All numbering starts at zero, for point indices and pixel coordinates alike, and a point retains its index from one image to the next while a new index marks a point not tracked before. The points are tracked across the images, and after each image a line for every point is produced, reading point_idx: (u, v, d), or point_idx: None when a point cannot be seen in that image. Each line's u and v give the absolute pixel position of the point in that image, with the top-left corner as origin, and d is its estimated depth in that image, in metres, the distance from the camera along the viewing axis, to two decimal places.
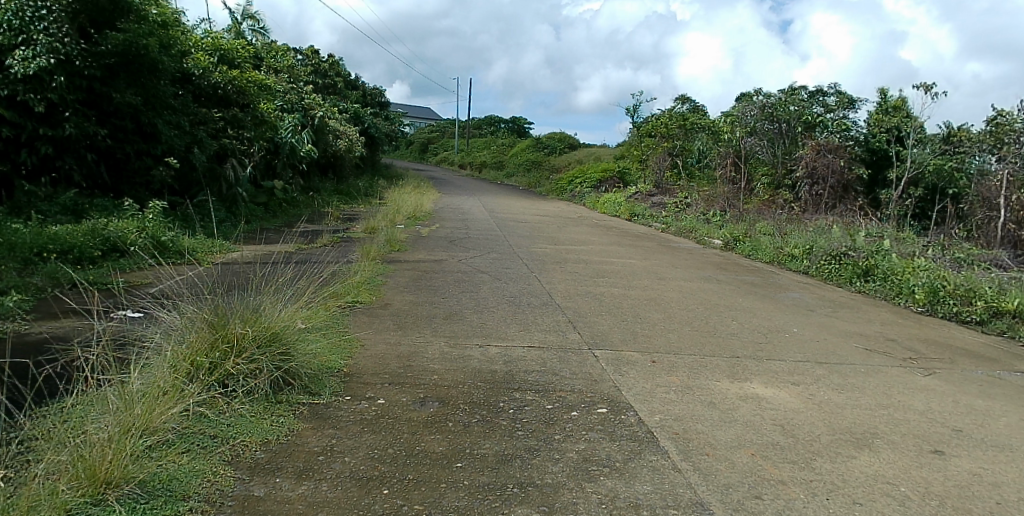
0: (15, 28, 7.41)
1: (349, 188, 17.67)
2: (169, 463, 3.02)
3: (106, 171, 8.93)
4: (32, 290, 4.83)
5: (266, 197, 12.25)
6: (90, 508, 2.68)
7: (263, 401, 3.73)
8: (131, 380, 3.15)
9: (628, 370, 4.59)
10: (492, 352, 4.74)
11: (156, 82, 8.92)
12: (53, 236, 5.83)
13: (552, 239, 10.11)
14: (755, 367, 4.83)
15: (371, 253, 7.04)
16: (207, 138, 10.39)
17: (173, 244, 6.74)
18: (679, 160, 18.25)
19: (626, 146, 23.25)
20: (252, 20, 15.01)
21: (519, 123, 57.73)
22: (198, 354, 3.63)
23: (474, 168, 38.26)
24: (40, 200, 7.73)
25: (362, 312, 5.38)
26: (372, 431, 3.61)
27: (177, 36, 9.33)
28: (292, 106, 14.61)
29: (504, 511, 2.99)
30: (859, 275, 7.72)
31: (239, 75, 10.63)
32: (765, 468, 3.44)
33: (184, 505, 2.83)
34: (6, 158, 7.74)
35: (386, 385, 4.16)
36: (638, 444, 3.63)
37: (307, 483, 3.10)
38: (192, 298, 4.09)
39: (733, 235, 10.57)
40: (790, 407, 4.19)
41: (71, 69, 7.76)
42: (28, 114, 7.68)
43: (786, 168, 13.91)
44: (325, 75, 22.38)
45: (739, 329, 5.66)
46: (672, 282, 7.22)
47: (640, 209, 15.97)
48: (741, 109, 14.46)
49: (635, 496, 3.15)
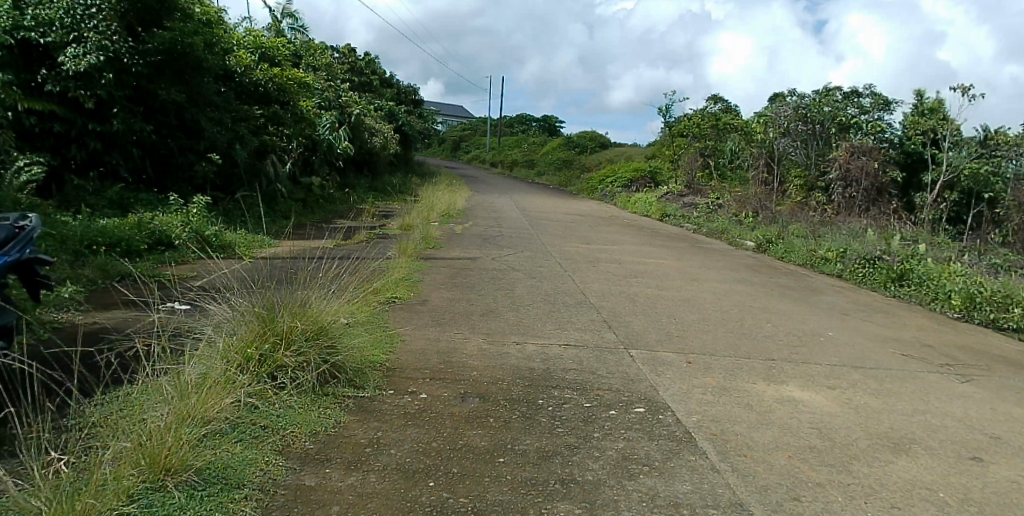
0: (67, 26, 7.53)
1: (383, 185, 17.87)
2: (224, 452, 3.16)
3: (152, 166, 9.07)
4: (84, 281, 4.96)
5: (305, 194, 12.33)
6: (151, 493, 2.83)
7: (311, 393, 3.84)
8: (186, 372, 3.30)
9: (665, 371, 4.61)
10: (530, 350, 4.78)
11: (199, 79, 9.11)
12: (102, 229, 5.94)
13: (585, 237, 10.15)
14: (791, 369, 4.84)
15: (408, 250, 7.11)
16: (248, 134, 10.48)
17: (217, 238, 6.84)
18: (711, 160, 18.21)
19: (658, 145, 23.15)
20: (291, 19, 15.15)
21: (550, 123, 58.27)
22: (249, 346, 3.76)
23: (503, 166, 38.40)
24: (88, 194, 7.88)
25: (400, 308, 5.43)
26: (416, 425, 3.68)
27: (220, 34, 9.55)
28: (329, 103, 14.75)
29: (547, 506, 3.04)
30: (893, 279, 7.65)
31: (280, 73, 10.72)
32: (803, 470, 3.47)
33: (239, 493, 2.95)
34: (56, 152, 7.85)
35: (428, 380, 4.22)
36: (676, 444, 3.66)
37: (356, 474, 3.20)
38: (242, 290, 4.21)
39: (766, 236, 10.52)
40: (827, 411, 4.21)
41: (120, 66, 7.87)
42: (78, 110, 7.84)
43: (819, 170, 13.77)
44: (362, 73, 22.60)
45: (774, 331, 5.65)
46: (705, 283, 7.22)
47: (671, 209, 15.99)
48: (775, 110, 14.47)
49: (676, 495, 3.18)
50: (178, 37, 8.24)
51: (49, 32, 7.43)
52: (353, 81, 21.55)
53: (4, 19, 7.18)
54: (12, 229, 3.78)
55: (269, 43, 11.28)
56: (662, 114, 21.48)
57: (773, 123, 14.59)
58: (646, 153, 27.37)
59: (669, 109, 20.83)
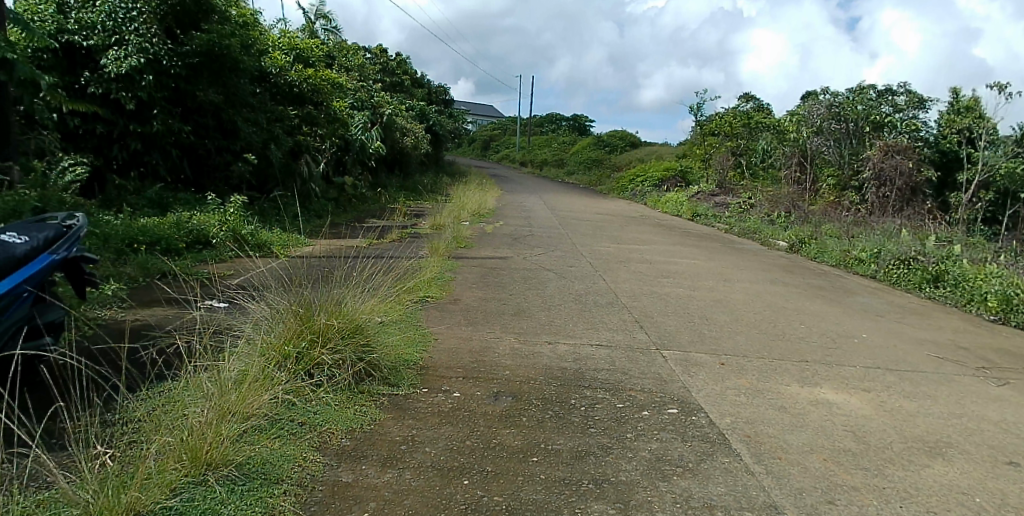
0: (108, 29, 7.74)
1: (415, 185, 17.99)
2: (263, 447, 3.23)
3: (189, 166, 9.23)
4: (125, 279, 5.07)
5: (337, 193, 12.47)
6: (193, 487, 2.90)
7: (346, 391, 3.90)
8: (226, 368, 3.38)
9: (698, 372, 4.59)
10: (562, 350, 4.79)
11: (236, 81, 9.22)
12: (142, 228, 6.06)
13: (616, 237, 10.12)
14: (825, 371, 4.79)
15: (440, 250, 7.15)
16: (283, 135, 10.61)
17: (253, 237, 6.93)
18: (743, 160, 18.02)
19: (688, 144, 22.95)
20: (325, 20, 15.31)
21: (581, 121, 58.25)
22: (286, 343, 3.84)
23: (532, 165, 38.40)
24: (128, 194, 8.05)
25: (432, 307, 5.47)
26: (449, 423, 3.72)
27: (255, 35, 9.68)
28: (362, 104, 14.90)
29: (581, 506, 3.05)
30: (929, 281, 7.51)
31: (314, 74, 10.88)
32: (837, 474, 3.44)
33: (278, 488, 3.01)
34: (98, 153, 8.04)
35: (461, 378, 4.25)
36: (709, 446, 3.65)
37: (391, 471, 3.24)
38: (279, 289, 4.30)
39: (799, 236, 10.38)
40: (861, 414, 4.16)
41: (159, 68, 8.01)
42: (119, 111, 8.02)
43: (853, 169, 13.60)
44: (393, 74, 22.77)
45: (808, 332, 5.60)
46: (737, 283, 7.16)
47: (702, 209, 15.88)
48: (808, 108, 14.15)
49: (710, 497, 3.18)
50: (217, 39, 8.35)
51: (91, 35, 7.64)
52: (384, 82, 21.72)
53: (49, 22, 7.45)
54: (60, 229, 4.02)
55: (304, 44, 11.41)
56: (692, 113, 21.31)
57: (806, 121, 14.37)
58: (676, 152, 27.15)
59: (700, 108, 20.67)
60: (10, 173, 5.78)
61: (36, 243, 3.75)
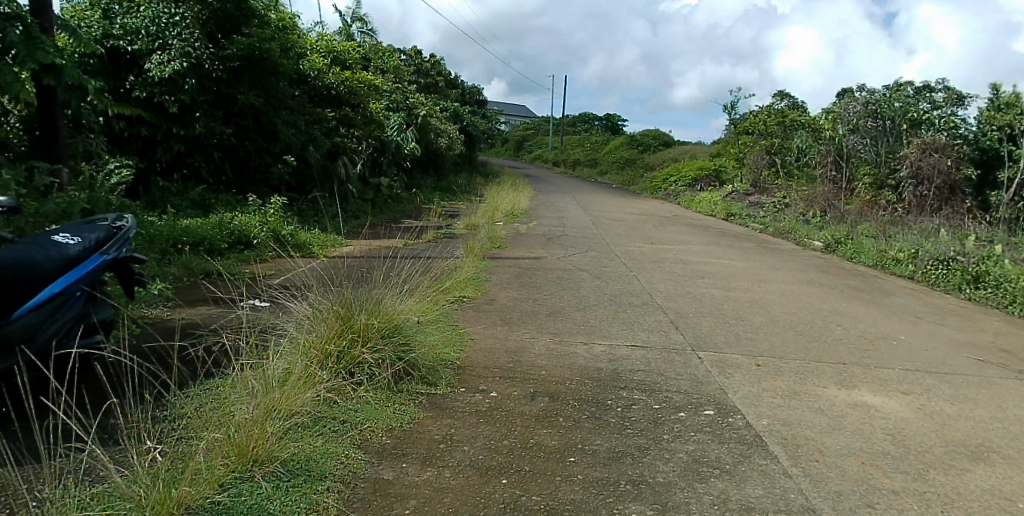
0: (152, 34, 7.92)
1: (449, 186, 18.14)
2: (306, 444, 3.31)
3: (231, 168, 9.39)
4: (170, 278, 5.23)
5: (373, 194, 12.63)
6: (241, 482, 2.98)
7: (386, 389, 3.98)
8: (270, 366, 3.46)
9: (735, 373, 4.59)
10: (598, 351, 4.82)
11: (275, 83, 9.39)
12: (186, 228, 6.22)
13: (650, 237, 10.12)
14: (863, 374, 4.75)
15: (475, 250, 7.22)
16: (321, 136, 10.78)
17: (292, 237, 7.07)
18: (777, 158, 17.81)
19: (722, 144, 22.75)
20: (361, 22, 15.49)
21: (614, 120, 58.17)
22: (327, 342, 3.93)
23: (564, 165, 38.42)
24: (172, 196, 8.24)
25: (469, 307, 5.54)
26: (487, 423, 3.77)
27: (294, 39, 9.84)
28: (397, 105, 15.10)
29: (618, 507, 3.08)
30: (968, 282, 7.38)
31: (351, 76, 11.04)
32: (876, 477, 3.42)
33: (322, 484, 3.10)
34: (143, 155, 8.26)
35: (498, 378, 4.31)
36: (747, 448, 3.65)
37: (430, 469, 3.31)
38: (320, 289, 4.40)
39: (835, 236, 10.26)
40: (901, 417, 4.12)
41: (201, 72, 8.21)
42: (163, 114, 8.21)
43: (890, 168, 13.39)
44: (428, 74, 22.96)
45: (844, 334, 5.55)
46: (772, 284, 7.12)
47: (736, 209, 15.74)
48: (843, 106, 14.16)
49: (747, 499, 3.18)
50: (257, 43, 8.52)
51: (136, 40, 7.84)
52: (418, 83, 21.91)
53: (95, 28, 7.69)
54: (111, 230, 4.15)
55: (340, 46, 11.53)
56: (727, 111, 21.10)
57: (842, 119, 14.19)
58: (710, 151, 26.91)
59: (734, 105, 20.55)
60: (60, 176, 6.02)
61: (87, 245, 3.88)
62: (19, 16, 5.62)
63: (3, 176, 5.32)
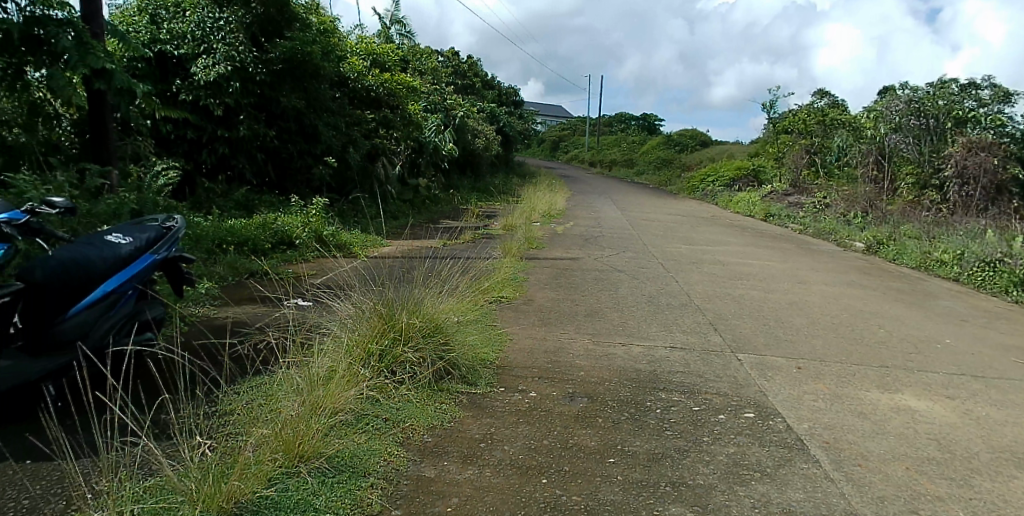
0: (198, 39, 8.13)
1: (486, 186, 18.28)
2: (350, 441, 3.38)
3: (273, 170, 9.58)
4: (216, 278, 5.38)
5: (411, 194, 12.81)
6: (288, 477, 3.06)
7: (427, 388, 4.04)
8: (314, 364, 3.54)
9: (775, 376, 4.56)
10: (636, 352, 4.83)
11: (316, 85, 9.55)
12: (230, 229, 6.37)
13: (688, 238, 10.08)
14: (906, 377, 4.68)
15: (513, 250, 7.27)
16: (361, 137, 10.92)
17: (333, 237, 7.20)
18: (817, 158, 17.54)
19: (762, 143, 22.48)
20: (400, 25, 15.66)
21: (649, 120, 57.99)
22: (369, 341, 4.01)
23: (600, 165, 38.38)
24: (217, 197, 8.45)
25: (507, 307, 5.60)
26: (527, 422, 3.81)
27: (336, 42, 9.99)
28: (435, 107, 15.24)
29: (659, 508, 3.09)
30: (1015, 284, 7.20)
31: (390, 78, 11.17)
32: (921, 483, 3.37)
33: (366, 481, 3.16)
34: (189, 158, 8.48)
35: (537, 378, 4.34)
36: (788, 451, 3.62)
37: (472, 468, 3.35)
38: (362, 288, 4.49)
39: (876, 237, 10.10)
40: (946, 422, 4.05)
41: (245, 75, 8.40)
42: (208, 117, 8.40)
43: (934, 167, 12.91)
44: (465, 76, 23.12)
45: (887, 336, 5.47)
46: (813, 285, 7.04)
47: (776, 209, 15.58)
48: (885, 104, 13.85)
49: (789, 502, 3.16)
50: (299, 46, 8.68)
51: (182, 45, 8.04)
52: (456, 84, 22.08)
53: (143, 34, 7.92)
54: (161, 230, 4.25)
55: (380, 49, 11.64)
56: (764, 109, 20.75)
57: (884, 118, 13.94)
58: (750, 150, 26.59)
59: (772, 105, 20.17)
60: (110, 177, 6.22)
61: (139, 244, 3.97)
62: (71, 22, 5.83)
63: (57, 178, 5.51)
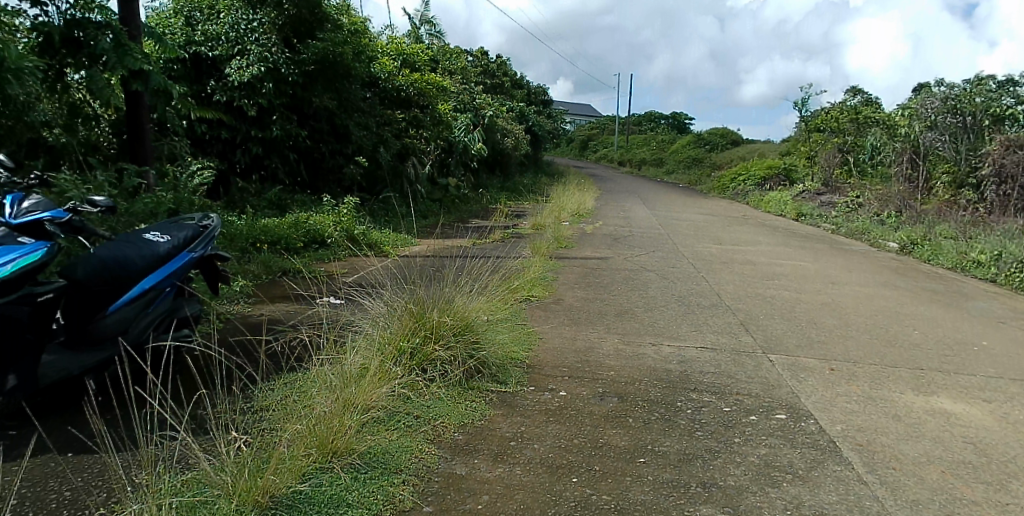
0: (231, 40, 8.27)
1: (515, 185, 18.33)
2: (382, 438, 3.43)
3: (306, 169, 9.71)
4: (251, 276, 5.48)
5: (441, 194, 12.90)
6: (321, 473, 3.11)
7: (458, 386, 4.07)
8: (347, 361, 3.58)
9: (807, 377, 4.51)
10: (667, 352, 4.82)
11: (348, 86, 9.67)
12: (264, 228, 6.47)
13: (718, 238, 10.02)
14: (941, 380, 4.60)
15: (542, 249, 7.29)
16: (391, 137, 11.02)
17: (364, 236, 7.28)
18: (850, 156, 17.27)
19: (793, 141, 22.21)
20: (430, 25, 15.77)
21: (678, 119, 57.57)
22: (401, 339, 4.05)
23: (629, 165, 38.21)
24: (250, 196, 8.59)
25: (537, 307, 5.61)
26: (557, 422, 3.82)
27: (367, 42, 10.07)
28: (464, 106, 15.30)
29: (690, 509, 3.09)
30: None
31: (420, 78, 11.24)
32: (956, 487, 3.32)
33: (397, 477, 3.20)
34: (223, 157, 8.63)
35: (567, 378, 4.35)
36: (820, 453, 3.59)
37: (502, 466, 3.38)
38: (394, 288, 4.54)
39: (911, 237, 9.93)
40: (983, 425, 3.98)
41: (278, 76, 8.53)
42: (241, 117, 8.55)
43: (970, 165, 12.62)
44: (494, 76, 23.20)
45: (922, 338, 5.38)
46: (846, 286, 6.95)
47: (807, 209, 15.40)
48: (920, 101, 13.64)
49: (821, 505, 3.14)
50: (330, 47, 8.77)
51: (216, 46, 8.19)
52: (485, 84, 22.19)
53: (179, 35, 8.08)
54: (197, 228, 4.33)
55: (410, 49, 11.71)
56: (796, 108, 20.50)
57: (918, 115, 13.69)
58: (780, 149, 26.27)
59: (805, 103, 19.90)
60: (146, 177, 6.36)
61: (176, 243, 4.05)
62: (109, 25, 5.96)
63: (96, 178, 5.64)
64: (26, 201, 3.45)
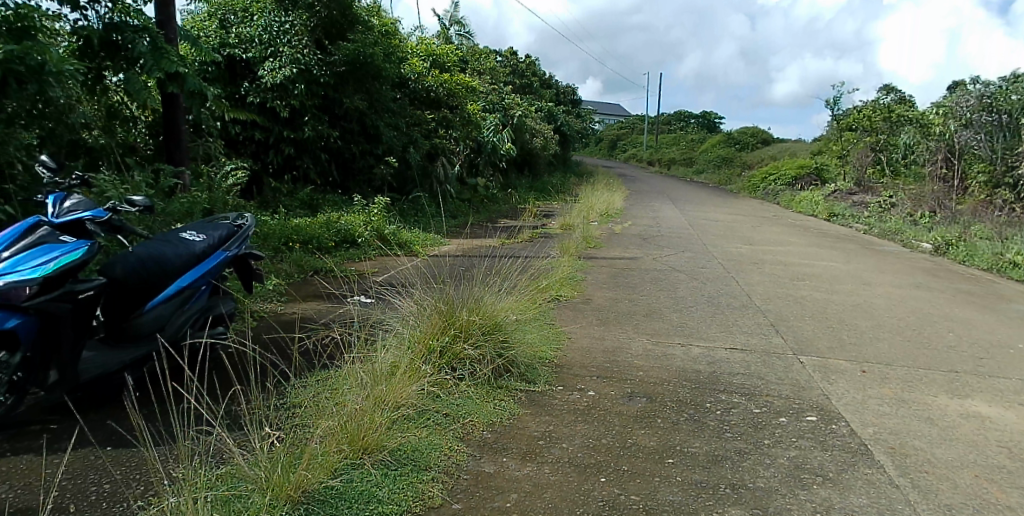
0: (265, 42, 8.41)
1: (544, 185, 18.34)
2: (412, 435, 3.47)
3: (337, 170, 9.85)
4: (284, 275, 5.59)
5: (469, 194, 12.97)
6: (352, 469, 3.16)
7: (486, 385, 4.11)
8: (378, 359, 3.64)
9: (838, 379, 4.47)
10: (696, 352, 4.81)
11: (379, 87, 9.76)
12: (296, 227, 6.57)
13: (749, 238, 9.93)
14: (977, 383, 4.52)
15: (570, 250, 7.30)
16: (420, 137, 11.11)
17: (394, 236, 7.36)
18: (883, 155, 16.98)
19: (825, 140, 21.89)
20: (459, 25, 15.85)
21: (707, 117, 57.03)
22: (431, 337, 4.10)
23: (658, 164, 37.96)
24: (282, 196, 8.73)
25: (566, 307, 5.63)
26: (585, 422, 3.83)
27: (397, 43, 10.16)
28: (493, 106, 15.36)
29: (718, 510, 3.08)
30: None
31: (449, 78, 11.29)
32: (990, 492, 3.27)
33: (427, 474, 3.24)
34: (256, 158, 8.78)
35: (595, 378, 4.36)
36: (851, 456, 3.56)
37: (531, 465, 3.40)
38: (425, 287, 4.58)
39: (946, 238, 9.74)
40: (1019, 429, 3.90)
41: (310, 77, 8.65)
42: (275, 119, 8.69)
43: (1007, 165, 12.26)
44: (523, 75, 23.24)
45: (957, 341, 5.28)
46: (878, 287, 6.84)
47: (840, 209, 15.18)
48: (955, 100, 13.34)
49: (852, 508, 3.11)
50: (361, 48, 8.86)
51: (250, 48, 8.34)
52: (515, 84, 22.23)
53: (213, 38, 8.24)
54: (232, 228, 4.44)
55: (439, 49, 11.77)
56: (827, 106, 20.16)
57: (954, 113, 13.41)
58: (813, 149, 25.85)
59: (837, 101, 19.59)
60: (182, 178, 6.49)
61: (212, 241, 4.18)
62: (146, 28, 6.10)
63: (134, 178, 5.78)
64: (68, 200, 3.53)
